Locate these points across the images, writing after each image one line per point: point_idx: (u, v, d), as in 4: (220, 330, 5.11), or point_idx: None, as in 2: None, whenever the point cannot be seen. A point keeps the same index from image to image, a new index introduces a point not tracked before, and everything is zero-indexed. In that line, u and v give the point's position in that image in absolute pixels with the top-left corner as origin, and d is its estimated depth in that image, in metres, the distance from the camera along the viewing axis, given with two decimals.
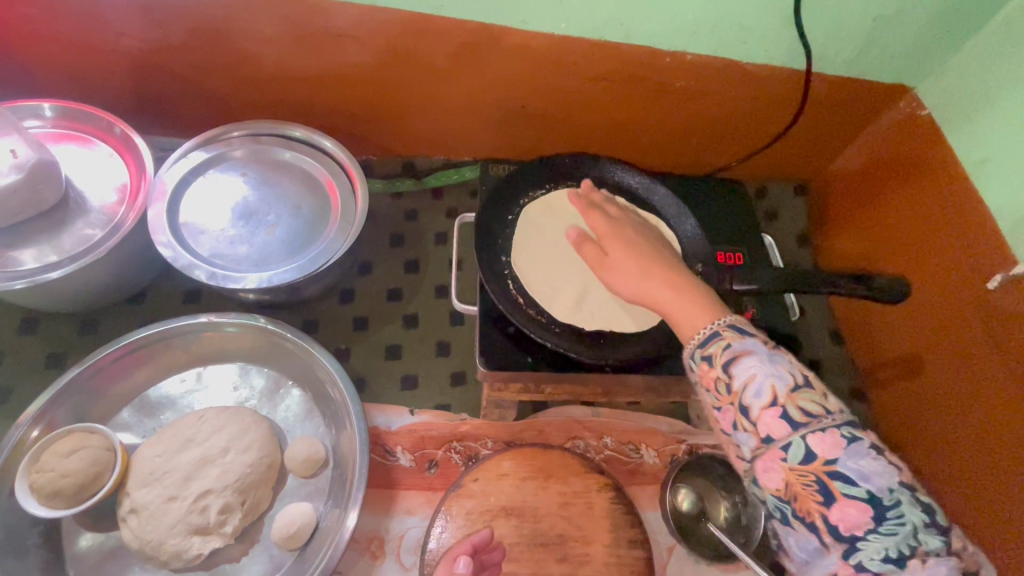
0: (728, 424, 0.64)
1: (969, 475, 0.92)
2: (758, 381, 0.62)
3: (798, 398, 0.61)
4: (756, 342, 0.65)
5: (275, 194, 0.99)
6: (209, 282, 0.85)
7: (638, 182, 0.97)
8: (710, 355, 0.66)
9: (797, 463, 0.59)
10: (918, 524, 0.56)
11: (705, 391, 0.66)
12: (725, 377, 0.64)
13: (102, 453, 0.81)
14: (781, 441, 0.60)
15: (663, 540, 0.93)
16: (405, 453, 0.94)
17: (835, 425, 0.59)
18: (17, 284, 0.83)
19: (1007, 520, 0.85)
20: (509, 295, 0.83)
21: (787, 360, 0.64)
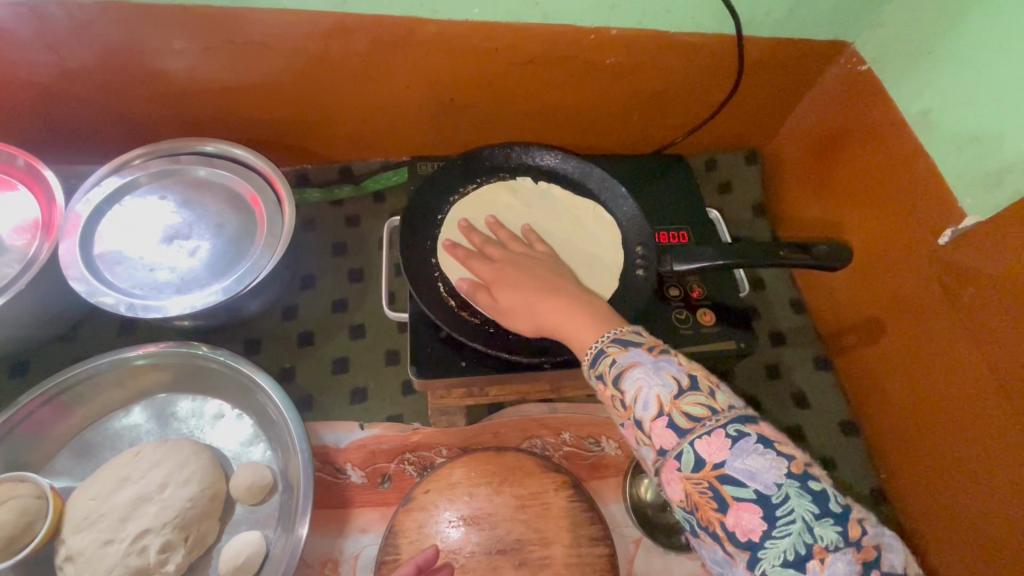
0: (632, 439, 0.60)
1: (935, 443, 0.89)
2: (644, 393, 0.58)
3: (683, 403, 0.56)
4: (642, 351, 0.61)
5: (198, 215, 0.95)
6: (126, 313, 0.82)
7: (573, 167, 0.94)
8: (601, 372, 0.62)
9: (691, 471, 0.54)
10: (812, 516, 0.50)
11: (609, 409, 0.62)
12: (618, 393, 0.60)
13: (31, 502, 0.77)
14: (674, 451, 0.55)
15: (628, 533, 0.90)
16: (355, 469, 0.91)
17: (720, 425, 0.54)
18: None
19: (975, 487, 0.83)
20: (440, 299, 0.80)
21: (674, 364, 0.59)
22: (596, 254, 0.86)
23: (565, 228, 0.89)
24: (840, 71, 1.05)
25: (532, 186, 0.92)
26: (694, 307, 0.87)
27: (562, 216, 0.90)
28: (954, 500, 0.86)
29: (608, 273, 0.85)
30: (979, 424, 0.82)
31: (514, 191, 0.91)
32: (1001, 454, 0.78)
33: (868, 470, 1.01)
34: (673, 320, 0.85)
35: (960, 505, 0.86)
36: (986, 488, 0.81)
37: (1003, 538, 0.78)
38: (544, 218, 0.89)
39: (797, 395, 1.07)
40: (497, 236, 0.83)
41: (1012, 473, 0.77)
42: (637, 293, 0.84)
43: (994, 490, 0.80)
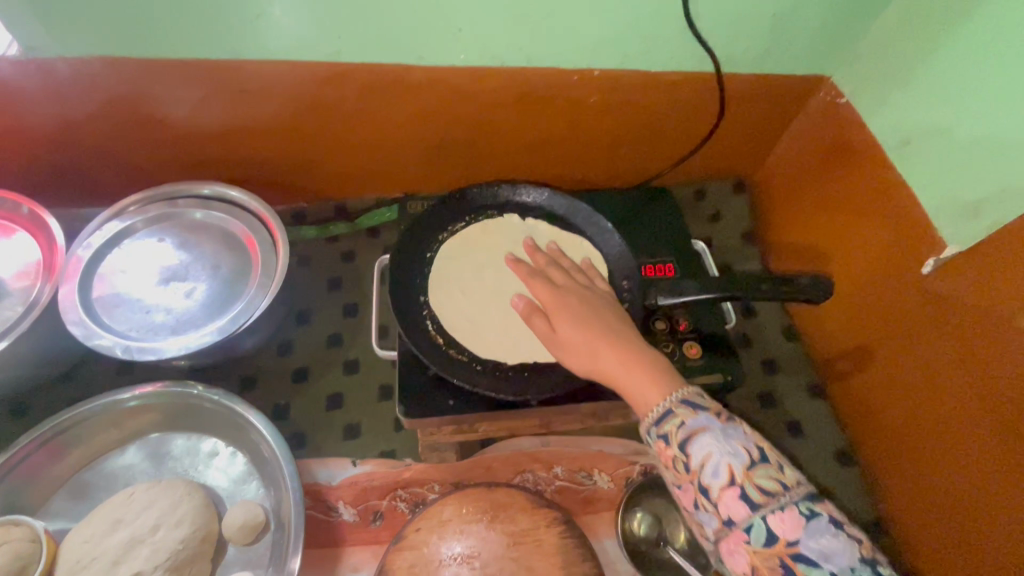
0: (690, 503, 0.60)
1: (932, 476, 0.88)
2: (715, 462, 0.58)
3: (756, 476, 0.58)
4: (710, 416, 0.62)
5: (195, 256, 0.97)
6: (122, 355, 0.84)
7: (559, 204, 0.96)
8: (665, 432, 0.63)
9: (761, 545, 0.55)
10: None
11: (665, 469, 0.63)
12: (682, 456, 0.61)
13: (25, 545, 0.78)
14: (743, 522, 0.56)
15: (622, 569, 0.90)
16: (347, 507, 0.91)
17: (794, 501, 0.56)
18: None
19: (975, 522, 0.81)
20: (426, 339, 0.81)
21: (742, 434, 0.61)
22: None
23: None
24: (821, 103, 1.07)
25: (520, 222, 0.94)
26: (680, 340, 0.87)
27: (548, 252, 0.91)
28: (954, 536, 0.85)
29: None
30: (971, 454, 0.81)
31: (501, 228, 0.93)
32: (998, 488, 0.77)
33: (865, 501, 0.99)
34: (660, 353, 0.86)
35: (960, 540, 0.84)
36: (986, 524, 0.79)
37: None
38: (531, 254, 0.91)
39: (791, 425, 1.06)
40: (551, 273, 0.83)
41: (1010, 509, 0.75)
42: None
43: (994, 526, 0.78)
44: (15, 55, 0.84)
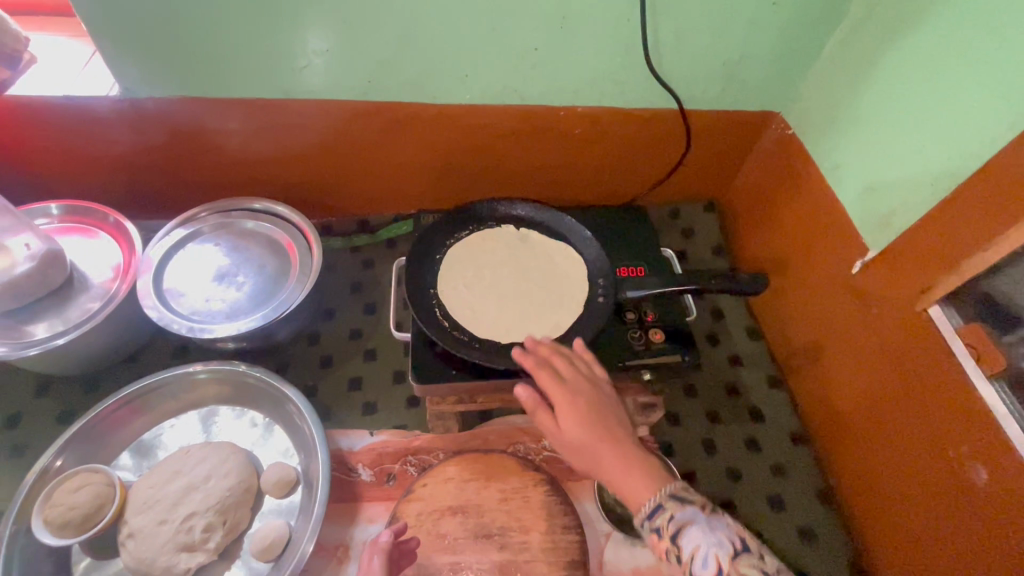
0: None
1: (871, 451, 1.01)
2: (703, 551, 0.65)
3: (739, 566, 0.64)
4: (696, 509, 0.69)
5: (244, 257, 1.17)
6: (187, 333, 1.02)
7: (548, 216, 1.15)
8: (659, 525, 0.69)
9: None
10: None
11: (662, 562, 0.68)
12: (675, 548, 0.67)
13: (104, 487, 0.95)
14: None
15: (600, 528, 1.03)
16: (365, 468, 1.07)
17: None
18: (31, 351, 1.00)
19: (906, 489, 0.93)
20: (434, 321, 0.98)
21: (726, 526, 0.68)
22: (564, 285, 1.05)
23: (541, 264, 1.08)
24: (772, 135, 1.26)
25: (514, 232, 1.13)
26: (647, 328, 1.03)
27: (538, 255, 1.10)
28: (892, 505, 0.97)
29: (574, 299, 1.03)
30: (892, 422, 0.96)
31: (499, 236, 1.12)
32: (921, 457, 0.90)
33: (818, 478, 1.12)
34: (629, 338, 1.02)
35: (897, 508, 0.96)
36: (914, 489, 0.91)
37: (935, 536, 0.88)
38: (523, 257, 1.09)
39: (753, 411, 1.20)
40: (555, 360, 0.84)
41: (930, 473, 0.88)
42: (597, 315, 1.01)
43: (920, 491, 0.90)
44: (116, 96, 1.07)
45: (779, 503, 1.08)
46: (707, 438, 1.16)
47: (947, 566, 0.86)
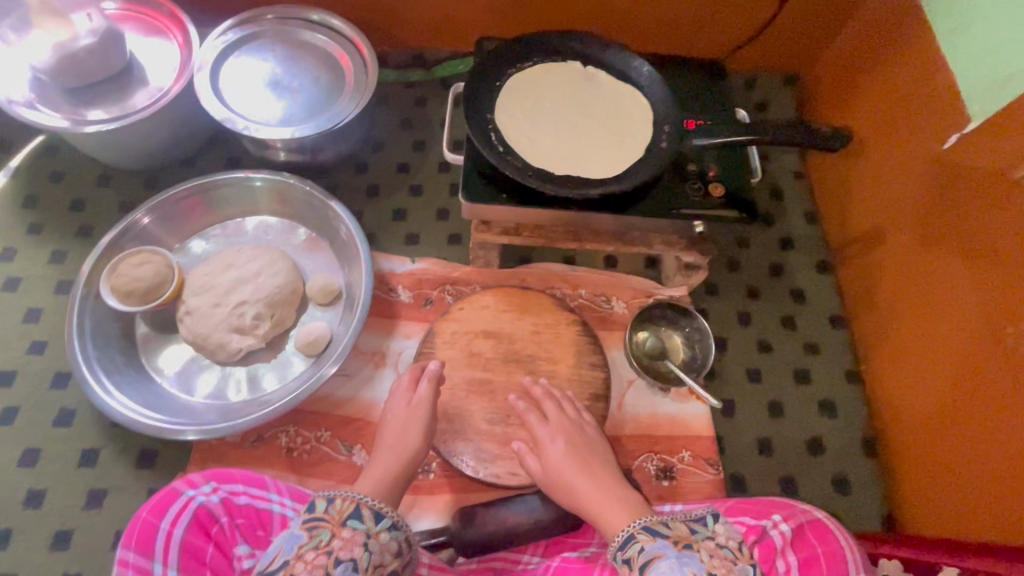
0: None
1: (916, 334, 0.99)
2: None
3: None
4: (667, 542, 0.71)
5: (298, 68, 1.13)
6: (242, 132, 1.03)
7: (618, 56, 1.06)
8: (629, 557, 0.71)
9: None
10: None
11: None
12: None
13: (164, 268, 1.00)
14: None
15: (624, 375, 1.07)
16: (405, 290, 1.10)
17: None
18: (89, 129, 1.00)
19: (945, 367, 0.92)
20: (491, 144, 0.95)
21: (697, 560, 0.69)
22: (626, 129, 1.00)
23: (604, 105, 1.03)
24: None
25: (580, 69, 1.06)
26: (707, 182, 0.98)
27: (602, 95, 1.04)
28: (925, 385, 0.96)
29: (635, 145, 0.99)
30: (950, 304, 0.92)
31: (564, 72, 1.05)
32: (974, 335, 0.87)
33: (849, 360, 1.11)
34: (688, 189, 0.97)
35: (930, 387, 0.95)
36: (955, 368, 0.90)
37: (964, 411, 0.88)
38: (587, 96, 1.03)
39: (796, 293, 1.17)
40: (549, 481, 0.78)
41: (979, 350, 0.86)
42: (657, 161, 0.96)
43: (962, 369, 0.89)
44: None
45: (805, 377, 1.09)
46: (743, 310, 1.15)
47: (970, 440, 0.87)
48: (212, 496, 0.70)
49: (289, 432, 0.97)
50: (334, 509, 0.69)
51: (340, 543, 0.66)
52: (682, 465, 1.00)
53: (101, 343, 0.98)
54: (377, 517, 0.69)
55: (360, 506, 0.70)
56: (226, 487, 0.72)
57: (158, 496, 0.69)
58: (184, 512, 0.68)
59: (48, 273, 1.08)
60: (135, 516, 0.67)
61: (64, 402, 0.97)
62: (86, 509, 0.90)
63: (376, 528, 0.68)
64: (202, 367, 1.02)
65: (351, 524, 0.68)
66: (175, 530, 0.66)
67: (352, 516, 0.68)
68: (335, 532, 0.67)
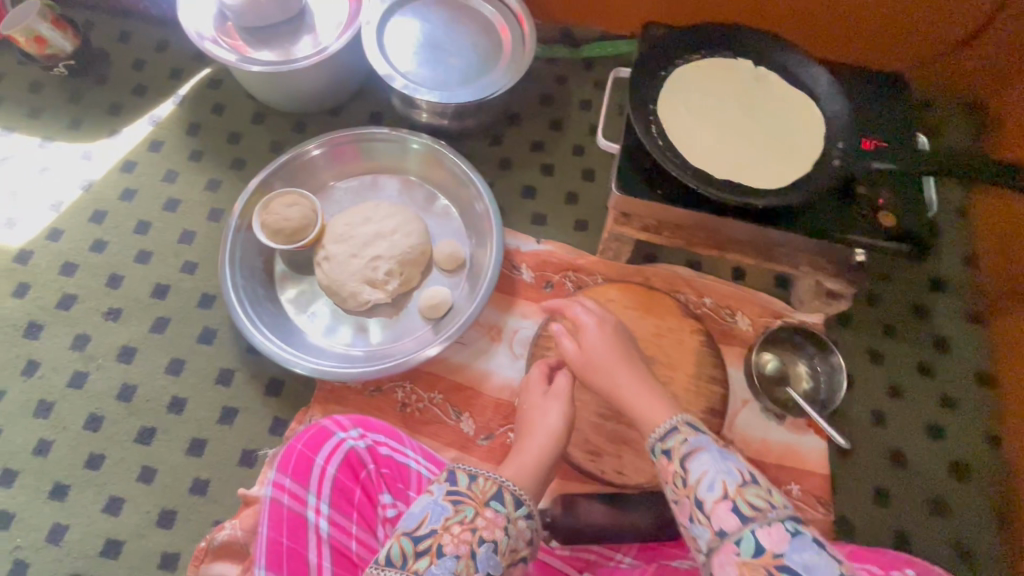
0: (686, 516, 0.63)
1: None
2: (710, 476, 0.63)
3: (748, 494, 0.60)
4: (711, 440, 0.68)
5: (457, 31, 1.13)
6: (402, 89, 1.05)
7: (794, 60, 0.99)
8: (669, 446, 0.68)
9: (749, 555, 0.56)
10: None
11: (667, 484, 0.68)
12: (682, 470, 0.66)
13: (310, 213, 1.05)
14: (734, 535, 0.58)
15: (740, 394, 1.03)
16: (527, 270, 1.10)
17: (779, 518, 0.57)
18: (253, 69, 1.05)
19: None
20: (653, 136, 0.91)
21: (740, 461, 0.65)
22: (795, 140, 0.94)
23: (774, 112, 0.97)
24: None
25: (752, 69, 1.00)
26: (877, 208, 0.90)
27: (773, 101, 0.97)
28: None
29: (803, 157, 0.92)
30: None
31: (734, 70, 0.99)
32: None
33: (988, 423, 1.03)
34: (854, 213, 0.90)
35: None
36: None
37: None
38: (756, 99, 0.98)
39: (938, 340, 1.08)
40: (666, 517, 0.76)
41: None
42: (825, 179, 0.90)
43: None
44: None
45: (936, 433, 1.02)
46: (876, 349, 1.07)
47: None
48: (360, 441, 0.75)
49: (405, 389, 1.00)
50: (477, 488, 0.68)
51: (483, 522, 0.66)
52: (789, 497, 0.96)
53: (247, 274, 1.04)
54: (518, 503, 0.69)
55: (503, 489, 0.69)
56: (370, 435, 0.77)
57: (312, 432, 0.75)
58: (337, 453, 0.73)
59: (203, 199, 1.15)
60: (294, 445, 0.74)
61: (208, 322, 1.05)
62: (219, 424, 0.98)
63: (516, 514, 0.68)
64: (330, 311, 1.07)
65: (493, 506, 0.68)
66: (329, 467, 0.72)
67: (494, 498, 0.68)
68: (478, 509, 0.67)
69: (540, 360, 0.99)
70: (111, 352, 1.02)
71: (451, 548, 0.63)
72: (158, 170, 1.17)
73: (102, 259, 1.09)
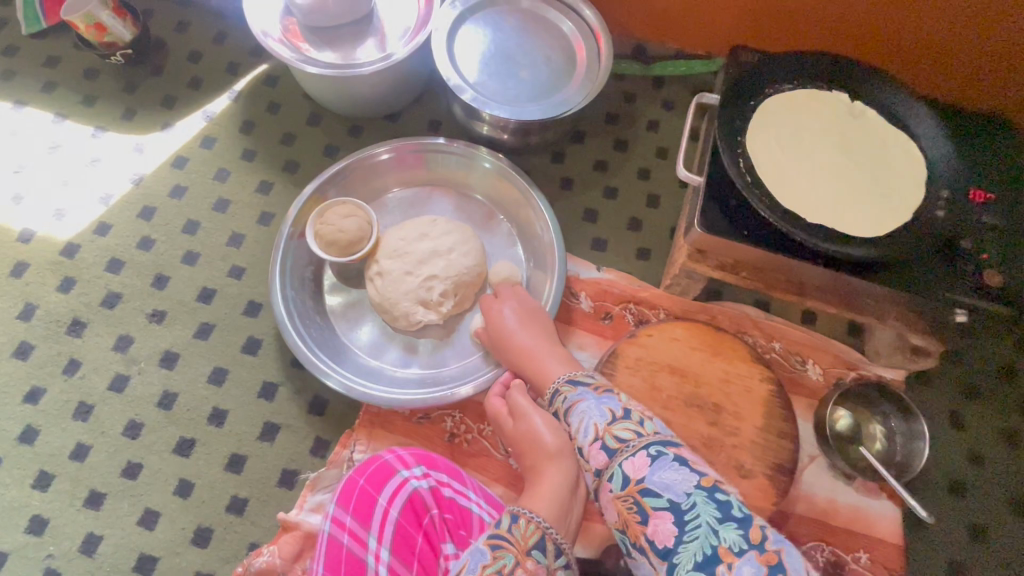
0: (578, 467, 0.69)
1: None
2: (585, 422, 0.68)
3: (615, 429, 0.66)
4: (589, 388, 0.74)
5: (530, 42, 1.07)
6: (471, 101, 0.99)
7: (895, 98, 0.93)
8: (557, 408, 0.75)
9: (619, 488, 0.61)
10: (717, 521, 0.55)
11: (566, 443, 0.73)
12: (568, 424, 0.71)
13: (366, 225, 1.00)
14: (606, 472, 0.63)
15: (808, 449, 0.96)
16: (586, 299, 1.05)
17: (643, 445, 0.63)
18: (309, 69, 1.00)
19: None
20: (740, 172, 0.85)
21: (615, 400, 0.70)
22: (894, 185, 0.87)
23: (871, 153, 0.90)
24: None
25: (849, 105, 0.93)
26: (984, 265, 0.83)
27: (870, 141, 0.91)
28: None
29: (904, 204, 0.85)
30: None
31: (828, 105, 0.93)
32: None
33: None
34: (957, 269, 0.83)
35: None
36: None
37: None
38: (850, 137, 0.91)
39: None
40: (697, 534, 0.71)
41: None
42: (925, 231, 0.84)
43: None
44: None
45: (1021, 507, 0.94)
46: (957, 410, 1.00)
47: None
48: (424, 482, 0.69)
49: (453, 418, 0.95)
50: (518, 534, 0.65)
51: (524, 574, 0.61)
52: (856, 566, 0.90)
53: (296, 285, 1.00)
54: (557, 552, 0.66)
55: (545, 537, 0.65)
56: (434, 474, 0.71)
57: (375, 466, 0.70)
58: (400, 493, 0.68)
59: (253, 201, 1.11)
60: (356, 478, 0.69)
61: (253, 331, 1.01)
62: (260, 441, 0.94)
63: (555, 564, 0.65)
64: (377, 329, 1.02)
65: (535, 555, 0.64)
66: (391, 510, 0.67)
67: (537, 547, 0.64)
68: (519, 559, 0.62)
69: None
70: (154, 356, 0.99)
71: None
72: (209, 168, 1.14)
73: (149, 258, 1.06)
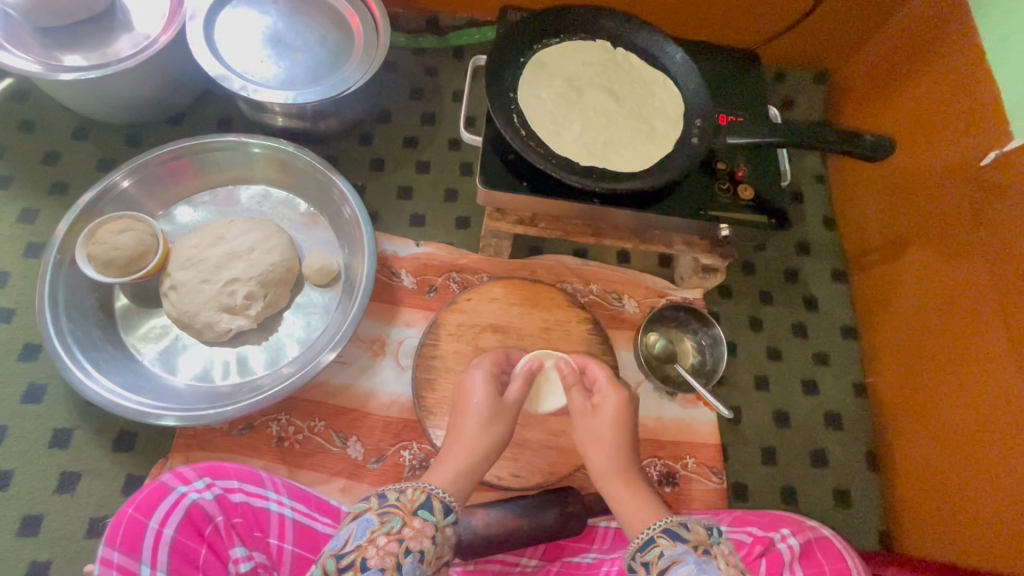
0: (414, 548, 0.58)
1: (926, 360, 0.97)
2: (394, 498, 0.62)
3: (393, 492, 0.62)
4: (362, 517, 0.61)
5: (303, 23, 1.03)
6: (241, 91, 0.93)
7: (650, 40, 0.99)
8: (384, 511, 0.60)
9: (443, 516, 0.62)
10: (402, 492, 0.62)
11: (409, 539, 0.58)
12: (409, 508, 0.61)
13: (147, 237, 0.91)
14: (435, 516, 0.61)
15: (632, 376, 1.03)
16: (408, 275, 1.04)
17: (421, 486, 0.63)
18: (64, 76, 0.88)
19: (955, 390, 0.91)
20: (514, 127, 0.88)
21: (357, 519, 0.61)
22: (656, 120, 0.94)
23: (635, 92, 0.96)
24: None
25: (611, 51, 0.99)
26: (736, 183, 0.92)
27: (634, 81, 0.97)
28: (936, 405, 0.95)
29: (665, 136, 0.93)
30: (971, 337, 0.89)
31: (592, 52, 0.98)
32: (993, 357, 0.85)
33: (857, 371, 1.11)
34: (715, 189, 0.91)
35: (940, 408, 0.94)
36: (971, 396, 0.88)
37: (969, 432, 0.88)
38: (617, 80, 0.96)
39: (809, 299, 1.15)
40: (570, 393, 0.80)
41: (997, 374, 0.84)
42: (686, 156, 0.90)
43: (976, 405, 0.87)
44: None
45: (813, 388, 1.08)
46: (754, 315, 1.13)
47: (977, 461, 0.86)
48: (205, 493, 0.71)
49: (280, 421, 0.92)
50: (405, 498, 0.62)
51: (410, 533, 0.59)
52: (686, 471, 0.98)
53: (75, 316, 0.90)
54: (446, 510, 0.62)
55: (431, 496, 0.62)
56: (220, 483, 0.73)
57: (147, 491, 0.69)
58: (176, 510, 0.68)
59: (17, 232, 1.00)
60: (123, 509, 0.67)
61: (33, 377, 0.91)
62: (57, 494, 0.85)
63: (444, 522, 0.62)
64: (187, 345, 0.95)
65: (422, 515, 0.61)
66: (165, 530, 0.67)
67: (423, 506, 0.61)
68: (406, 521, 0.60)
69: (425, 371, 0.92)
70: None
71: (376, 562, 0.57)
72: None
73: None
